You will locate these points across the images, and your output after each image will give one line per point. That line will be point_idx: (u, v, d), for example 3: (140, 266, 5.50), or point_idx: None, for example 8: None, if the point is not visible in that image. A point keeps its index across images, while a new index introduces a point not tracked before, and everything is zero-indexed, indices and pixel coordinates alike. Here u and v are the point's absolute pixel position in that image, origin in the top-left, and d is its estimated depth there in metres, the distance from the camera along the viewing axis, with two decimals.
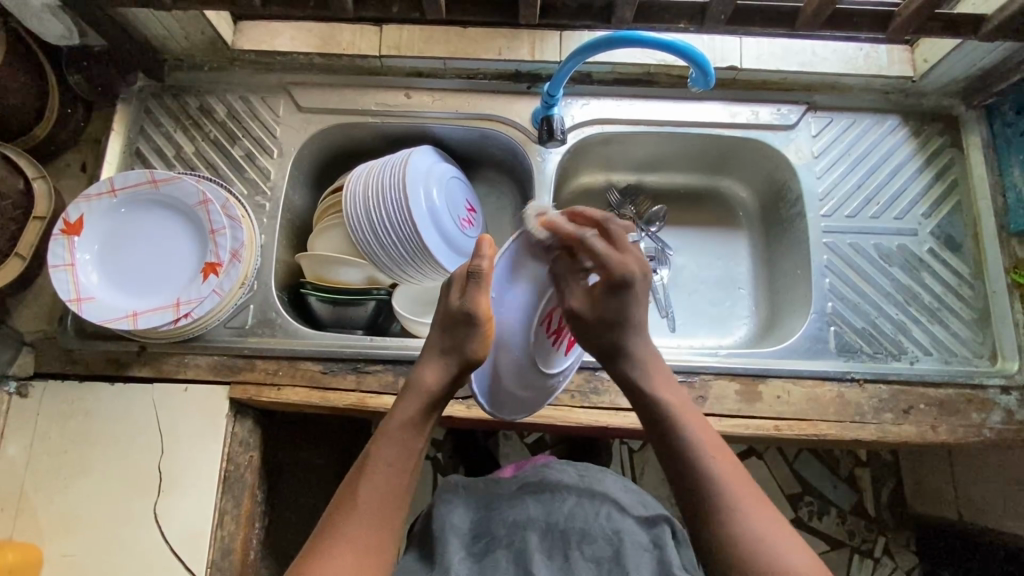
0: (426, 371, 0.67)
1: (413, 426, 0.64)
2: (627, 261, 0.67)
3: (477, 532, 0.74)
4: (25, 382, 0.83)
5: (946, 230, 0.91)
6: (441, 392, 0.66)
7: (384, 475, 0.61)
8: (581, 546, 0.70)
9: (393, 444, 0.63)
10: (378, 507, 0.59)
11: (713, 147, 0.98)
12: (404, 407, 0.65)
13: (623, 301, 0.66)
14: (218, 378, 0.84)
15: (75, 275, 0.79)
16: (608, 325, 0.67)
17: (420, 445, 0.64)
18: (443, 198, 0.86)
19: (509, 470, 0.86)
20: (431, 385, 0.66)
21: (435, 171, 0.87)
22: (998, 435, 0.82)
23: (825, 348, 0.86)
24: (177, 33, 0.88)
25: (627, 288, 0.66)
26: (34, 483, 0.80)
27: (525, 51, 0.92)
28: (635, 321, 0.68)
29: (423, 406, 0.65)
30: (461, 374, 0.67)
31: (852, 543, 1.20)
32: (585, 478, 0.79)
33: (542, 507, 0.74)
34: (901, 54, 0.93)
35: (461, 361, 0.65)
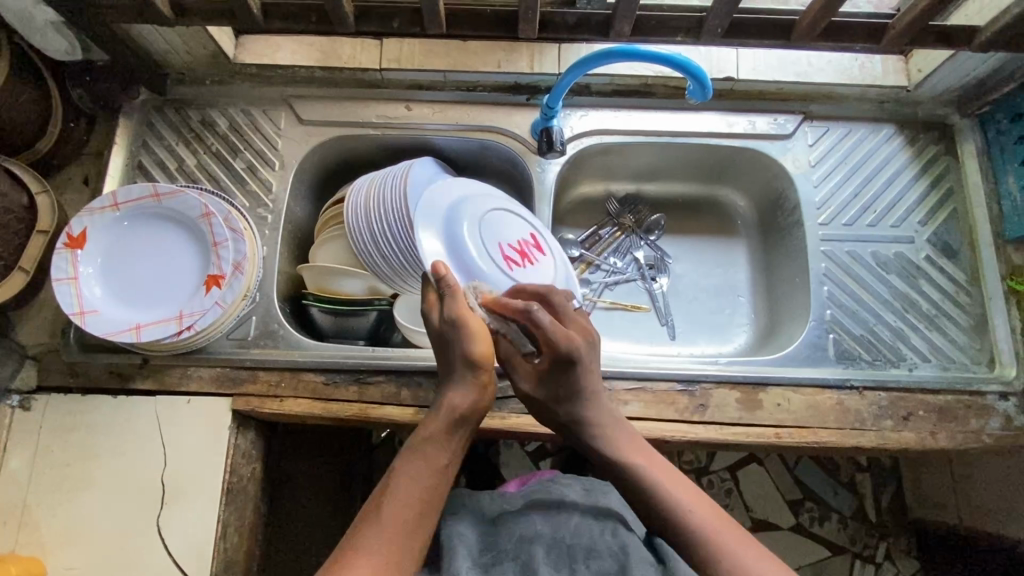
0: (453, 386, 0.67)
1: (439, 441, 0.65)
2: (566, 335, 0.68)
3: (485, 544, 0.74)
4: (27, 396, 0.83)
5: (942, 237, 0.92)
6: (468, 410, 0.66)
7: (408, 488, 0.62)
8: (588, 561, 0.71)
9: (417, 458, 0.64)
10: (402, 520, 0.60)
11: (711, 156, 0.99)
12: (428, 423, 0.66)
13: (567, 377, 0.69)
14: (220, 391, 0.84)
15: (78, 288, 0.80)
16: (557, 398, 0.70)
17: (446, 460, 0.65)
18: (461, 206, 0.79)
19: (515, 484, 0.89)
20: (456, 400, 0.66)
21: (452, 181, 0.83)
22: (997, 441, 0.83)
23: (825, 356, 0.87)
24: (179, 48, 0.89)
25: (570, 364, 0.68)
26: (36, 497, 0.80)
27: (523, 64, 0.93)
28: (584, 390, 0.69)
29: (449, 421, 0.65)
30: (481, 384, 0.67)
31: (853, 549, 1.20)
32: (591, 492, 0.80)
33: (548, 522, 0.75)
34: (895, 64, 0.94)
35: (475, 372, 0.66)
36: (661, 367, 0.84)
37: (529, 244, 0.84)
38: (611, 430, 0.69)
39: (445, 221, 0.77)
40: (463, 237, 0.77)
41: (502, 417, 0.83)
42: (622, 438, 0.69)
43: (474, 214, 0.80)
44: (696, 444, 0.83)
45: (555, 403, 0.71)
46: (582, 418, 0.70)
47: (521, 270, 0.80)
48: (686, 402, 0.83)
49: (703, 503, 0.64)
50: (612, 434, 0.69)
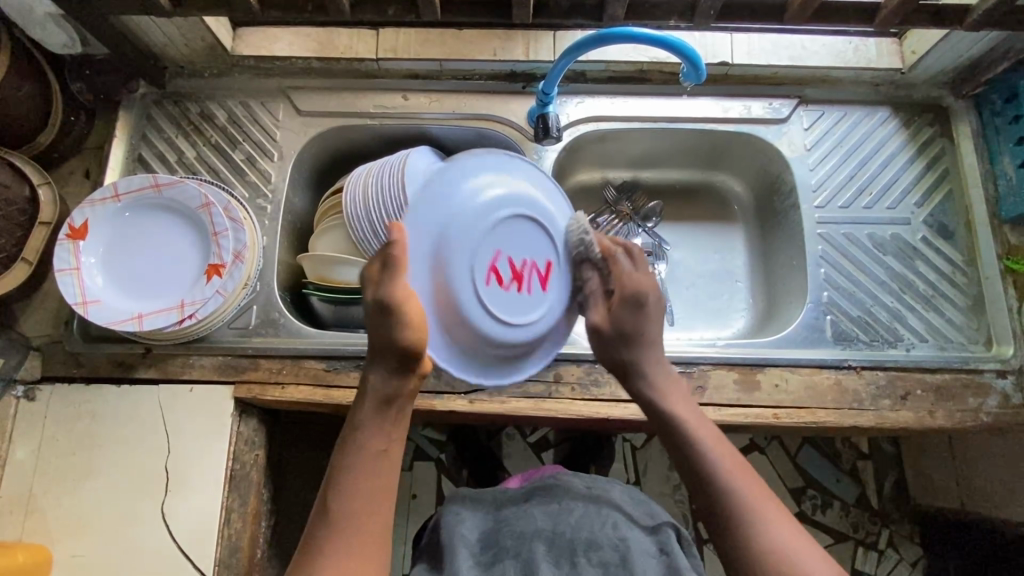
0: (377, 365, 0.62)
1: (371, 427, 0.61)
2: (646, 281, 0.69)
3: (484, 542, 0.75)
4: (32, 386, 0.84)
5: (938, 218, 0.93)
6: (394, 390, 0.61)
7: (351, 481, 0.59)
8: (588, 554, 0.71)
9: (352, 449, 0.60)
10: (357, 514, 0.57)
11: (707, 142, 1.00)
12: (357, 412, 0.62)
13: (636, 317, 0.68)
14: (222, 378, 0.85)
15: (80, 279, 0.80)
16: (624, 341, 0.68)
17: (383, 444, 0.61)
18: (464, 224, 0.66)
19: (516, 481, 0.89)
20: (381, 385, 0.61)
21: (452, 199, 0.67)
22: (995, 419, 0.83)
23: (822, 337, 0.87)
24: (178, 40, 0.90)
25: (639, 306, 0.68)
26: (42, 486, 0.81)
27: (518, 52, 0.94)
28: (648, 335, 0.68)
29: (376, 406, 0.61)
30: (404, 365, 0.61)
31: (855, 536, 1.20)
32: (592, 488, 0.80)
33: (549, 517, 0.75)
34: (888, 46, 0.94)
35: (394, 357, 0.60)
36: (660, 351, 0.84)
37: (539, 265, 0.70)
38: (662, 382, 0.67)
39: (440, 268, 0.65)
40: (453, 274, 0.65)
41: (501, 402, 0.84)
42: (667, 383, 0.68)
43: (472, 246, 0.66)
44: None
45: (613, 341, 0.68)
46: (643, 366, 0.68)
47: (519, 299, 0.69)
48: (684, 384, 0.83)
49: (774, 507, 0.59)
50: (658, 382, 0.67)
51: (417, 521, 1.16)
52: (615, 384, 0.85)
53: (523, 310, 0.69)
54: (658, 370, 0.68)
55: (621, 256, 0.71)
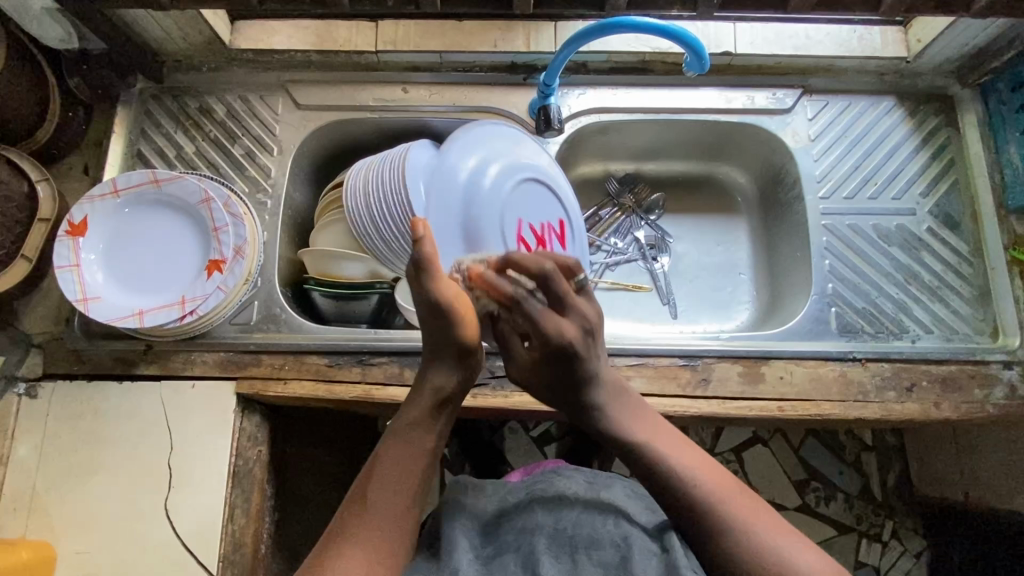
0: (436, 364, 0.63)
1: (424, 424, 0.62)
2: (563, 321, 0.64)
3: (485, 538, 0.74)
4: (34, 383, 0.84)
5: (944, 209, 0.92)
6: (452, 392, 0.63)
7: (399, 474, 0.59)
8: (589, 552, 0.69)
9: (403, 442, 0.61)
10: (394, 509, 0.58)
11: (710, 133, 0.99)
12: (411, 406, 0.63)
13: (565, 365, 0.64)
14: (224, 374, 0.84)
15: (80, 275, 0.80)
16: (556, 387, 0.66)
17: (432, 445, 0.62)
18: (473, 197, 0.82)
19: (518, 476, 0.89)
20: (442, 383, 0.63)
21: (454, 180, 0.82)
22: (1001, 410, 0.82)
23: (827, 329, 0.87)
24: (175, 34, 0.89)
25: (563, 356, 0.64)
26: (45, 483, 0.80)
27: (519, 43, 0.92)
28: (591, 372, 0.65)
29: (434, 403, 0.63)
30: (467, 364, 0.63)
31: (859, 528, 1.20)
32: (593, 486, 0.80)
33: (550, 514, 0.74)
34: (894, 34, 0.93)
35: (460, 355, 0.62)
36: (663, 343, 0.84)
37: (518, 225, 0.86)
38: (616, 401, 0.67)
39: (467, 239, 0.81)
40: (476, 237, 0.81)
41: (504, 396, 0.83)
42: (620, 403, 0.67)
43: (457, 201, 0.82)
44: (699, 419, 0.83)
45: (548, 390, 0.67)
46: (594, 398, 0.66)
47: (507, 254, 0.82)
48: (688, 376, 0.83)
49: (764, 515, 0.58)
50: (613, 401, 0.66)
51: None
52: None
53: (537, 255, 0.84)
54: (614, 402, 0.67)
55: (526, 301, 0.65)
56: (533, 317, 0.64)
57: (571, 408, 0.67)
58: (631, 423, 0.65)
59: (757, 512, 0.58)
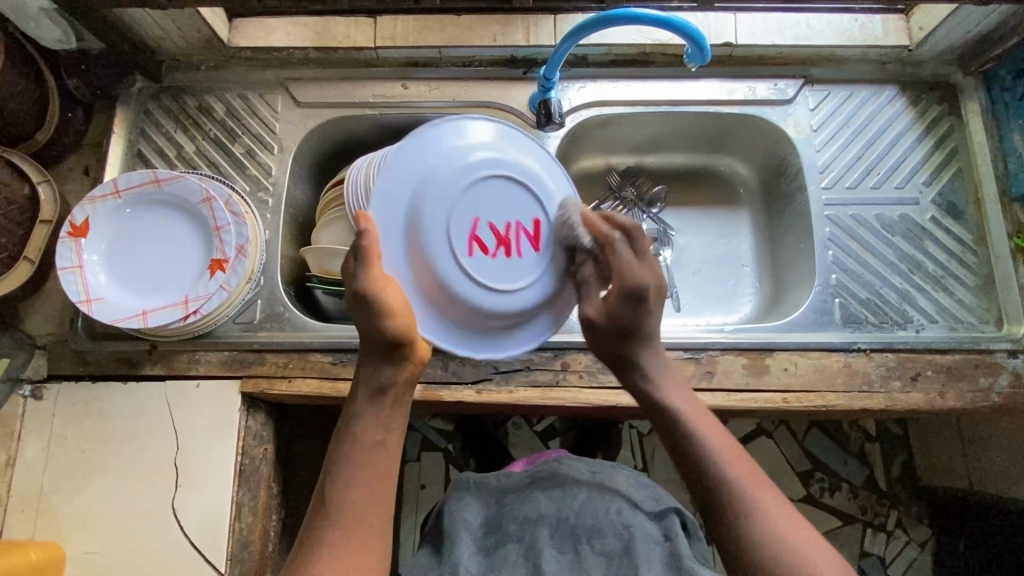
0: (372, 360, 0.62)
1: (369, 417, 0.61)
2: (646, 270, 0.66)
3: (489, 527, 0.75)
4: (39, 385, 0.84)
5: (948, 197, 0.91)
6: (385, 380, 0.62)
7: (351, 476, 0.59)
8: (592, 541, 0.71)
9: (349, 442, 0.60)
10: (354, 509, 0.58)
11: (711, 125, 0.98)
12: (353, 401, 0.62)
13: (636, 310, 0.66)
14: (229, 373, 0.84)
15: (83, 276, 0.80)
16: (620, 335, 0.67)
17: (380, 436, 0.61)
18: (440, 186, 0.64)
19: (521, 463, 0.89)
20: (375, 374, 0.62)
21: (423, 164, 0.65)
22: (1007, 399, 0.82)
23: (831, 320, 0.87)
24: (173, 33, 0.88)
25: (638, 298, 0.65)
26: (52, 484, 0.81)
27: (519, 36, 0.92)
28: (647, 329, 0.67)
29: (371, 394, 0.62)
30: (392, 355, 0.62)
31: (863, 518, 1.20)
32: (596, 474, 0.80)
33: (553, 503, 0.75)
34: (896, 23, 0.92)
35: (389, 343, 0.61)
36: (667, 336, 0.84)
37: (527, 226, 0.67)
38: (660, 374, 0.67)
39: (410, 222, 0.64)
40: (431, 248, 0.64)
41: (508, 391, 0.83)
42: (665, 375, 0.67)
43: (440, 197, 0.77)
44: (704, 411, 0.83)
45: (613, 335, 0.67)
46: (639, 360, 0.67)
47: (502, 263, 0.67)
48: (693, 369, 0.83)
49: (782, 509, 0.58)
50: (657, 375, 0.67)
51: (427, 511, 1.17)
52: None
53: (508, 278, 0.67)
54: (660, 371, 0.68)
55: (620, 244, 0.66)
56: (622, 259, 0.66)
57: (621, 362, 0.68)
58: (672, 395, 0.66)
59: (777, 505, 0.58)
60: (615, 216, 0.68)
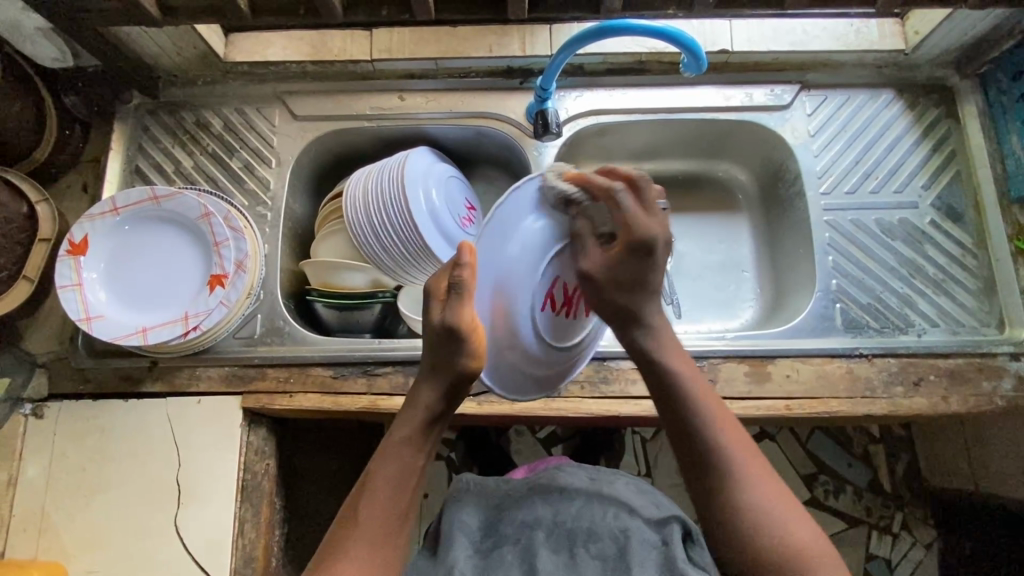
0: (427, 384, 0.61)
1: (414, 441, 0.61)
2: (650, 222, 0.61)
3: (486, 531, 0.75)
4: (40, 403, 0.84)
5: (947, 201, 0.91)
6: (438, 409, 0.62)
7: (388, 495, 0.59)
8: (588, 545, 0.70)
9: (389, 461, 0.60)
10: (383, 527, 0.58)
11: (708, 132, 0.98)
12: (400, 425, 0.61)
13: (642, 264, 0.61)
14: (230, 389, 0.84)
15: (83, 295, 0.80)
16: (625, 288, 0.62)
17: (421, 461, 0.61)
18: (521, 270, 0.61)
19: (521, 473, 0.89)
20: (430, 402, 0.61)
21: (508, 237, 0.61)
22: (1010, 402, 0.82)
23: (832, 326, 0.87)
24: (169, 49, 0.88)
25: (647, 252, 0.61)
26: (55, 503, 0.81)
27: (515, 47, 0.92)
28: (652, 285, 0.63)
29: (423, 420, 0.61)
30: (458, 388, 0.61)
31: (869, 520, 1.20)
32: (596, 481, 0.79)
33: (549, 506, 0.75)
34: (892, 27, 0.92)
35: (456, 379, 0.59)
36: None
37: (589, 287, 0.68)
38: (661, 334, 0.65)
39: (496, 296, 0.61)
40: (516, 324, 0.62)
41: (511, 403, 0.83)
42: (665, 332, 0.65)
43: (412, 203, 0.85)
44: None
45: (615, 288, 0.62)
46: (644, 317, 0.64)
47: (565, 323, 0.66)
48: None
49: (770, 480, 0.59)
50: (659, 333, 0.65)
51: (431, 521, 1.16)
52: (624, 381, 0.84)
53: (570, 336, 0.68)
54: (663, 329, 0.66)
55: (622, 193, 0.61)
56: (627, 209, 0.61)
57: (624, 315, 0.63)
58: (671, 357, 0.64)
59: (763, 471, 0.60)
60: (616, 168, 0.63)
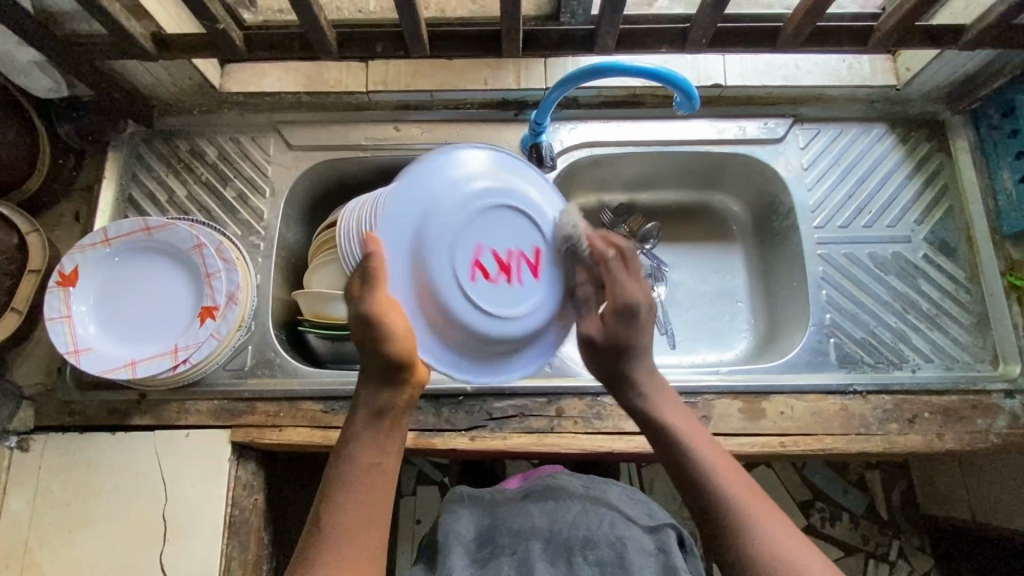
0: (371, 381, 0.61)
1: (367, 438, 0.60)
2: (637, 287, 0.66)
3: (482, 540, 0.74)
4: (26, 436, 0.82)
5: (939, 235, 0.92)
6: (386, 402, 0.61)
7: (350, 494, 0.57)
8: (585, 552, 0.70)
9: (346, 462, 0.59)
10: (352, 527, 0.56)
11: (702, 164, 0.99)
12: (352, 425, 0.61)
13: (632, 328, 0.65)
14: (219, 423, 0.83)
15: (72, 327, 0.79)
16: (612, 352, 0.65)
17: (378, 457, 0.59)
18: (432, 232, 0.62)
19: (516, 480, 0.87)
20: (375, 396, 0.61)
21: (422, 202, 0.63)
22: (1005, 440, 0.82)
23: (826, 360, 0.86)
24: (165, 80, 0.88)
25: (632, 317, 0.64)
26: (37, 539, 0.79)
27: (510, 80, 0.92)
28: (640, 345, 0.66)
29: (368, 418, 0.61)
30: (397, 376, 0.60)
31: (866, 548, 1.19)
32: (591, 489, 0.79)
33: (546, 514, 0.75)
34: (883, 63, 0.93)
35: (385, 367, 0.59)
36: None
37: (528, 253, 0.66)
38: (651, 388, 0.66)
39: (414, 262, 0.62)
40: (437, 284, 0.62)
41: (503, 438, 0.82)
42: (655, 387, 0.66)
43: None
44: None
45: (608, 355, 0.65)
46: (634, 377, 0.66)
47: (502, 289, 0.64)
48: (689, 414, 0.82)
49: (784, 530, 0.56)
50: (648, 386, 0.66)
51: None
52: (618, 416, 0.83)
53: (510, 302, 0.65)
54: (652, 382, 0.67)
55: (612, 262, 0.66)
56: (615, 278, 0.66)
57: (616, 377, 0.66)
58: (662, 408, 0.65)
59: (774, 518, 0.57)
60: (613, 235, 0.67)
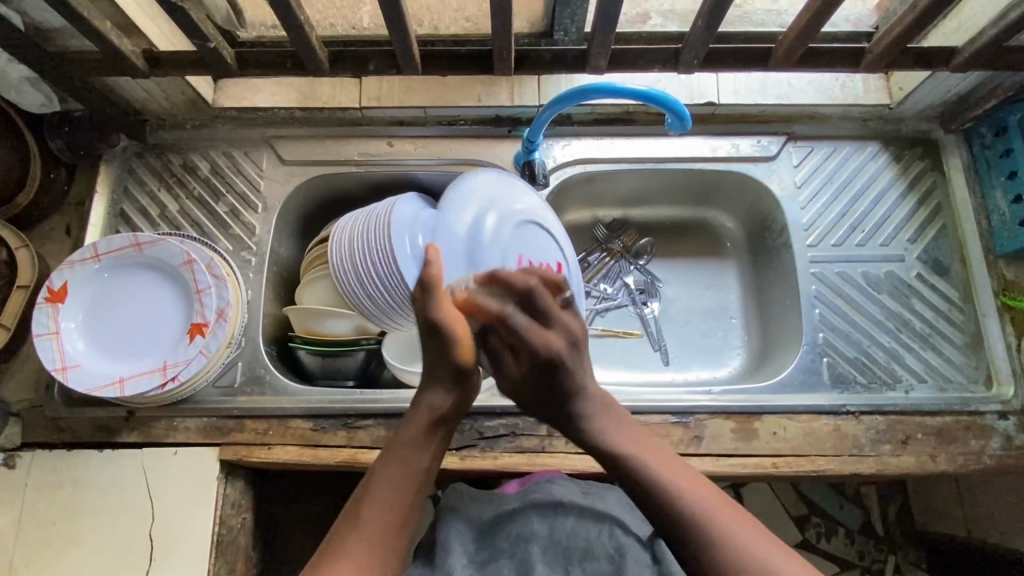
0: (433, 384, 0.63)
1: (421, 441, 0.61)
2: (550, 333, 0.63)
3: (480, 543, 0.73)
4: (12, 453, 0.82)
5: (933, 255, 0.91)
6: (448, 410, 0.62)
7: (391, 491, 0.58)
8: (583, 563, 0.70)
9: (397, 459, 0.60)
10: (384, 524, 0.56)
11: (695, 181, 0.99)
12: (409, 427, 0.61)
13: (553, 378, 0.62)
14: (207, 441, 0.83)
15: (60, 344, 0.79)
16: (547, 402, 0.64)
17: (426, 463, 0.60)
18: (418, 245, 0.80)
19: (515, 486, 0.80)
20: (440, 402, 0.62)
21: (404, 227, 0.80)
22: (999, 462, 0.81)
23: (820, 381, 0.86)
24: (157, 95, 0.88)
25: (552, 367, 0.62)
26: (22, 558, 0.78)
27: (503, 97, 0.92)
28: (571, 385, 0.63)
29: (429, 423, 0.61)
30: (464, 383, 0.63)
31: (861, 565, 1.18)
32: (589, 494, 0.77)
33: (546, 522, 0.73)
34: (876, 82, 0.93)
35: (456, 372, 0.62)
36: (655, 400, 0.83)
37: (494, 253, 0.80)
38: (600, 409, 0.63)
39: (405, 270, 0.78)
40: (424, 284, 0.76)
41: (494, 458, 0.82)
42: (604, 410, 0.64)
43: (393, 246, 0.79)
44: None
45: (543, 403, 0.64)
46: (576, 414, 0.63)
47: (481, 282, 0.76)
48: (681, 434, 0.82)
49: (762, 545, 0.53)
50: (597, 409, 0.63)
51: None
52: None
53: None
54: (601, 409, 0.64)
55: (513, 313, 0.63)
56: (519, 328, 0.63)
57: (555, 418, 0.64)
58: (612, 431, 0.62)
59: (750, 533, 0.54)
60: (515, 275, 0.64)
